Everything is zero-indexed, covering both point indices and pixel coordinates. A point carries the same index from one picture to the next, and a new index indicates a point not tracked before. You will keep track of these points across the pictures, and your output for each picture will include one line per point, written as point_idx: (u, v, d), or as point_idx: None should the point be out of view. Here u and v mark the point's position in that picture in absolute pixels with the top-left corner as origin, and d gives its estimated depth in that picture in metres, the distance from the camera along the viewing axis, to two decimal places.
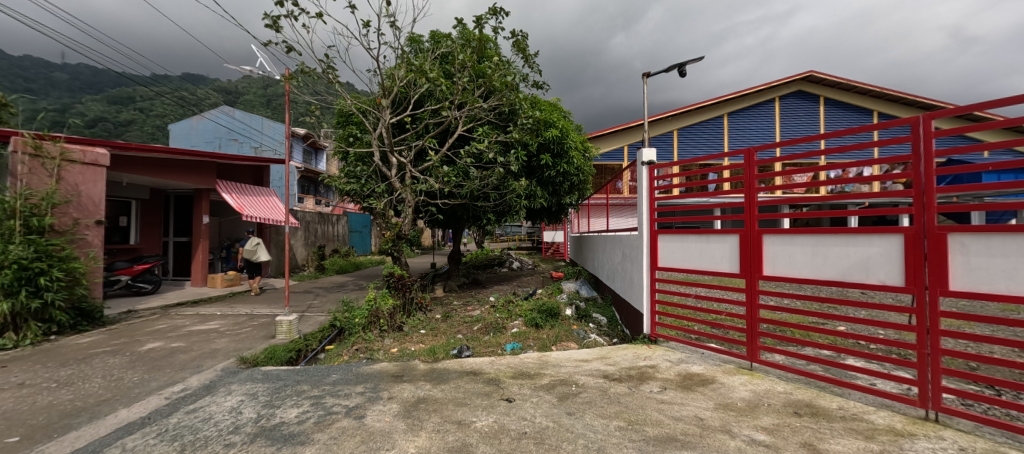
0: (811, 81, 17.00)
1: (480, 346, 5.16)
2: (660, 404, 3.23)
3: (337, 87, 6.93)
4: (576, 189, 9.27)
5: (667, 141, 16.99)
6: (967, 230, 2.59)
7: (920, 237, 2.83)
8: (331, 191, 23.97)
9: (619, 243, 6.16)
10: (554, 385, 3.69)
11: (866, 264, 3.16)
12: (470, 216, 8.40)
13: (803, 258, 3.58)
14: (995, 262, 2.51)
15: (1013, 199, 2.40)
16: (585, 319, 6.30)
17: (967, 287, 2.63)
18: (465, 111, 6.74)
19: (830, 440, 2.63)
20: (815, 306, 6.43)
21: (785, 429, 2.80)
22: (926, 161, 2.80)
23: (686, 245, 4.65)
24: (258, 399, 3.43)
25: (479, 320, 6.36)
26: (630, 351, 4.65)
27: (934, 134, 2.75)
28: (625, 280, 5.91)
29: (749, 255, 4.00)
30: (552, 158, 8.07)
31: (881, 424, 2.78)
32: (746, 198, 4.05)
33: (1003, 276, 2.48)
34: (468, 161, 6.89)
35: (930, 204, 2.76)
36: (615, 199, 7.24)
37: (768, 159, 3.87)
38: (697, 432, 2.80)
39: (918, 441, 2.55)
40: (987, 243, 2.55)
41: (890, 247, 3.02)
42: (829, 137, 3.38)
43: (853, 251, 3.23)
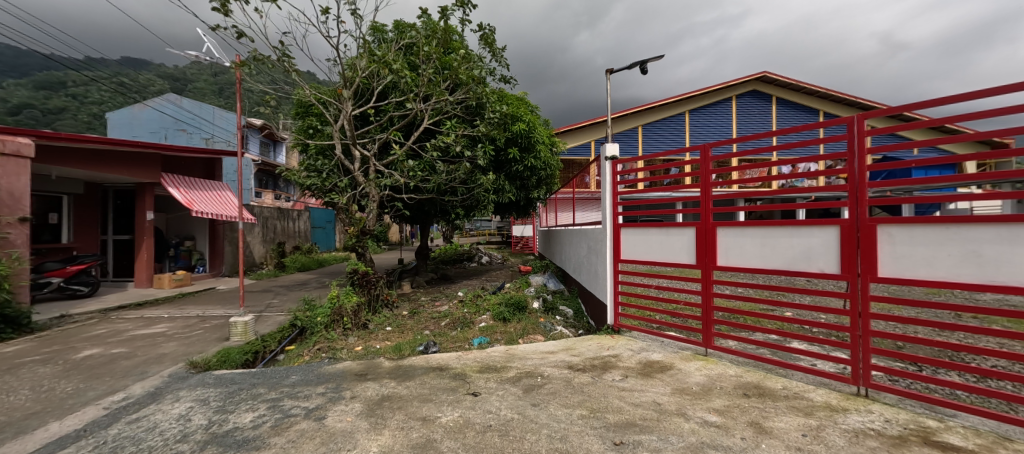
0: (765, 81, 17.90)
1: (447, 342, 5.13)
2: (620, 392, 3.34)
3: (293, 76, 6.58)
4: (544, 184, 9.33)
5: (632, 136, 17.41)
6: (895, 221, 2.84)
7: (854, 228, 3.07)
8: (291, 185, 22.91)
9: (585, 237, 6.27)
10: (520, 377, 3.73)
11: (808, 255, 3.39)
12: (438, 211, 8.27)
13: (753, 249, 3.78)
14: (917, 251, 2.77)
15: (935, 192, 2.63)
16: (551, 312, 6.38)
17: (893, 273, 2.89)
18: (431, 104, 6.56)
19: (774, 418, 2.83)
20: (766, 293, 6.84)
21: (734, 409, 2.98)
22: (859, 158, 3.04)
23: (648, 238, 4.81)
24: (209, 405, 3.26)
25: (447, 315, 6.32)
26: (594, 342, 4.78)
27: (867, 133, 2.98)
28: (590, 273, 6.05)
29: (705, 247, 4.17)
30: (519, 152, 8.05)
31: (818, 401, 3.02)
32: (703, 193, 4.23)
33: (923, 263, 2.74)
34: (434, 156, 6.76)
35: (862, 198, 3.01)
36: (581, 193, 7.34)
37: (723, 155, 4.05)
38: (654, 417, 2.92)
39: (849, 415, 2.79)
40: (910, 234, 2.80)
41: (828, 238, 3.25)
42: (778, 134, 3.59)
43: (797, 242, 3.45)
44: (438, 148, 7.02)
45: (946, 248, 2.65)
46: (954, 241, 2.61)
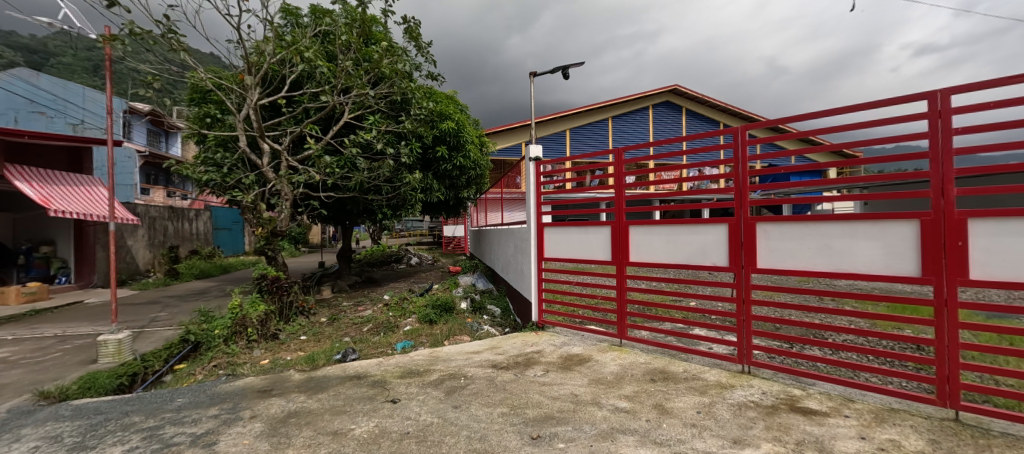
0: (677, 94, 19.73)
1: (368, 348, 4.87)
2: (540, 386, 3.44)
3: (184, 57, 5.76)
4: (473, 183, 9.32)
5: (560, 141, 18.04)
6: (771, 220, 3.27)
7: (739, 226, 3.50)
8: (188, 182, 20.16)
9: (512, 236, 6.37)
10: (443, 380, 3.66)
11: (703, 250, 3.78)
12: (362, 211, 7.85)
13: (659, 246, 4.11)
14: (786, 245, 3.23)
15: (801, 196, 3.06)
16: (479, 312, 6.39)
17: (769, 265, 3.34)
18: (351, 97, 6.19)
19: (675, 399, 3.11)
20: (675, 285, 7.53)
21: (642, 394, 3.22)
22: (742, 164, 3.46)
23: (569, 236, 5.00)
24: (62, 442, 2.72)
25: (369, 320, 6.02)
26: (519, 339, 4.87)
27: (748, 142, 3.41)
28: (516, 272, 6.16)
29: (619, 245, 4.45)
30: (448, 151, 7.96)
31: (712, 380, 3.38)
32: (618, 193, 4.50)
33: (790, 255, 3.21)
34: (355, 152, 6.39)
35: (745, 199, 3.43)
36: (509, 193, 7.46)
37: (635, 159, 4.35)
38: (570, 408, 3.04)
39: (735, 391, 3.17)
40: (781, 230, 3.25)
41: (719, 235, 3.65)
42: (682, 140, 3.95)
43: (695, 238, 3.83)
44: (359, 143, 6.65)
45: (805, 242, 3.13)
46: (811, 236, 3.09)
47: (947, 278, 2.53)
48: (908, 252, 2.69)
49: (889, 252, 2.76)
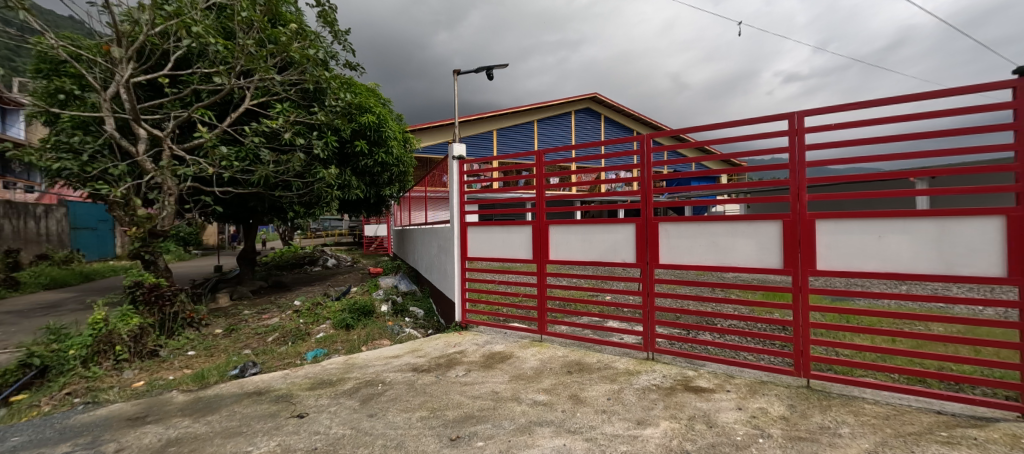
0: (596, 101, 21.02)
1: (272, 360, 4.43)
2: (461, 387, 3.42)
3: (23, 17, 4.67)
4: (397, 181, 8.99)
5: (487, 139, 18.08)
6: (670, 220, 3.64)
7: (644, 226, 3.84)
8: (32, 171, 16.41)
9: (436, 236, 6.27)
10: (358, 388, 3.47)
11: (614, 247, 4.08)
12: (268, 208, 7.10)
13: (575, 244, 4.34)
14: (681, 242, 3.63)
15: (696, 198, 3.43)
16: (401, 314, 6.17)
17: (669, 260, 3.71)
18: (253, 81, 5.55)
19: (588, 388, 3.31)
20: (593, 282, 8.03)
21: (559, 387, 3.37)
22: (647, 169, 3.81)
23: (492, 235, 5.06)
24: None
25: (276, 329, 5.48)
26: (441, 340, 4.80)
27: (652, 150, 3.76)
28: (440, 272, 6.07)
29: (540, 244, 4.61)
30: (368, 146, 7.58)
31: (621, 368, 3.67)
32: (539, 194, 4.67)
33: (686, 251, 3.60)
34: (258, 143, 5.76)
35: (650, 201, 3.78)
36: (433, 192, 7.34)
37: (555, 161, 4.54)
38: (490, 406, 3.08)
39: (640, 376, 3.48)
40: (678, 229, 3.63)
41: (628, 234, 3.97)
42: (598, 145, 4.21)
43: (607, 237, 4.11)
44: (264, 134, 6.00)
45: (697, 240, 3.54)
46: (702, 235, 3.51)
47: (801, 269, 3.04)
48: (774, 248, 3.18)
49: (761, 248, 3.24)
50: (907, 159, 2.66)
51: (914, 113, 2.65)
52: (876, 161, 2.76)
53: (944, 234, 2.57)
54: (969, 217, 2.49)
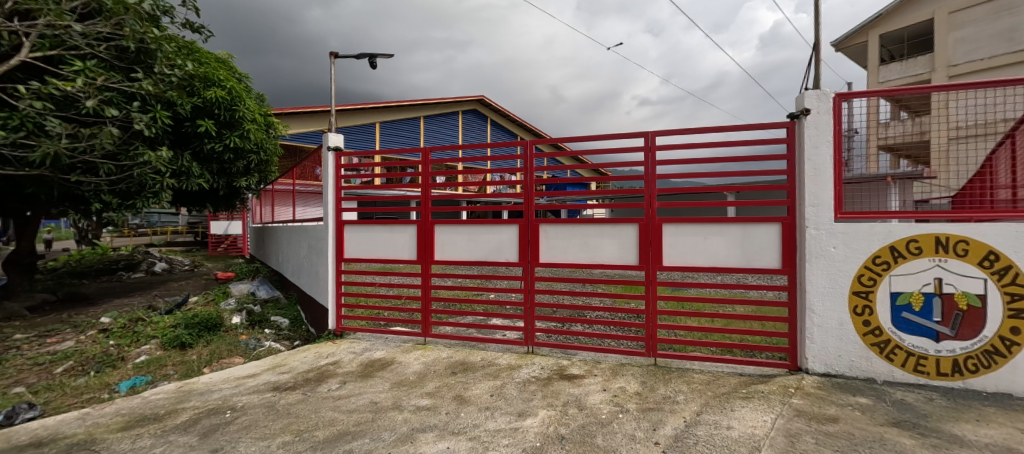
0: (483, 104, 21.46)
1: (61, 398, 3.34)
2: (334, 401, 3.11)
3: None
4: (257, 171, 7.77)
5: (370, 132, 16.78)
6: (550, 221, 3.93)
7: (527, 227, 4.05)
8: None
9: (304, 235, 5.60)
10: (196, 420, 2.84)
11: (499, 247, 4.21)
12: (57, 196, 5.39)
13: (461, 245, 4.35)
14: (559, 243, 3.94)
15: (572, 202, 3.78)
16: (259, 326, 5.37)
17: (548, 259, 3.99)
18: (33, 24, 4.04)
19: (472, 387, 3.35)
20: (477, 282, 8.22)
21: (443, 389, 3.32)
22: (530, 173, 4.04)
23: (372, 235, 4.72)
24: None
25: (68, 356, 4.16)
26: (311, 352, 4.28)
27: (535, 156, 4.01)
28: (309, 275, 5.44)
29: (425, 244, 4.48)
30: (216, 127, 6.42)
31: (504, 364, 3.82)
32: (425, 193, 4.54)
33: (563, 251, 3.92)
34: (39, 109, 4.21)
35: (532, 204, 4.02)
36: (302, 186, 6.55)
37: (442, 160, 4.48)
38: (368, 418, 2.86)
39: (521, 370, 3.67)
40: (556, 230, 3.94)
41: (512, 234, 4.14)
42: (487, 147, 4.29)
43: (492, 237, 4.22)
44: (51, 97, 4.43)
45: (572, 240, 3.88)
46: (576, 236, 3.86)
47: (652, 265, 3.59)
48: (632, 247, 3.68)
49: (622, 248, 3.72)
50: (724, 176, 3.36)
51: (728, 141, 3.36)
52: (703, 177, 3.42)
53: (745, 236, 3.33)
54: (761, 223, 3.27)
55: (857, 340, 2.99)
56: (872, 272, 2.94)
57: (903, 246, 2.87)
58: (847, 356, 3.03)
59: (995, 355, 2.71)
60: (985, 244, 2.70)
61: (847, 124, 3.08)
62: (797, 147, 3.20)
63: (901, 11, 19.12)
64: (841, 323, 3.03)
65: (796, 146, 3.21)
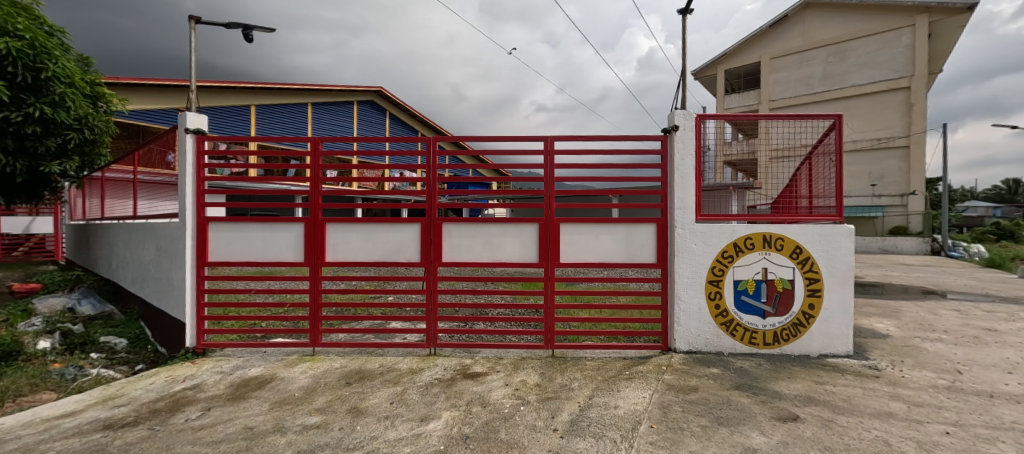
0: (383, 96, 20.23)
1: None
2: (195, 433, 2.60)
3: None
4: (81, 154, 6.08)
5: (244, 115, 14.43)
6: (452, 220, 3.88)
7: (429, 226, 3.94)
8: None
9: (150, 234, 4.57)
10: None
11: (399, 247, 4.00)
12: None
13: (357, 244, 4.02)
14: (461, 241, 3.92)
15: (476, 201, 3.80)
16: (81, 350, 4.38)
17: (451, 258, 3.94)
18: None
19: (370, 397, 3.12)
20: (375, 284, 7.74)
21: (335, 402, 3.03)
22: (433, 171, 3.93)
23: (246, 234, 4.07)
24: None
25: None
26: (160, 376, 3.52)
27: (437, 153, 3.92)
28: (158, 283, 4.46)
29: (313, 244, 4.04)
30: (8, 92, 4.83)
31: (404, 368, 3.66)
32: (313, 187, 4.08)
33: (465, 250, 3.91)
34: None
35: (434, 202, 3.92)
36: (147, 175, 5.32)
37: (334, 152, 4.08)
38: (242, 447, 2.46)
39: (423, 373, 3.55)
40: (459, 229, 3.91)
41: (413, 233, 3.98)
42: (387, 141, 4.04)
43: (392, 236, 4.00)
44: None
45: (475, 239, 3.89)
46: (479, 235, 3.89)
47: (550, 262, 3.80)
48: (533, 246, 3.85)
49: (522, 246, 3.86)
50: (612, 181, 3.73)
51: (614, 150, 3.75)
52: (594, 181, 3.75)
53: (628, 235, 3.74)
54: (640, 223, 3.72)
55: (711, 321, 3.60)
56: (721, 264, 3.57)
57: (742, 243, 3.55)
58: (704, 335, 3.62)
59: (799, 326, 3.54)
60: (794, 241, 3.51)
61: (704, 140, 3.68)
62: (668, 158, 3.71)
63: (740, 53, 23.67)
64: (699, 307, 3.61)
65: (668, 157, 3.72)
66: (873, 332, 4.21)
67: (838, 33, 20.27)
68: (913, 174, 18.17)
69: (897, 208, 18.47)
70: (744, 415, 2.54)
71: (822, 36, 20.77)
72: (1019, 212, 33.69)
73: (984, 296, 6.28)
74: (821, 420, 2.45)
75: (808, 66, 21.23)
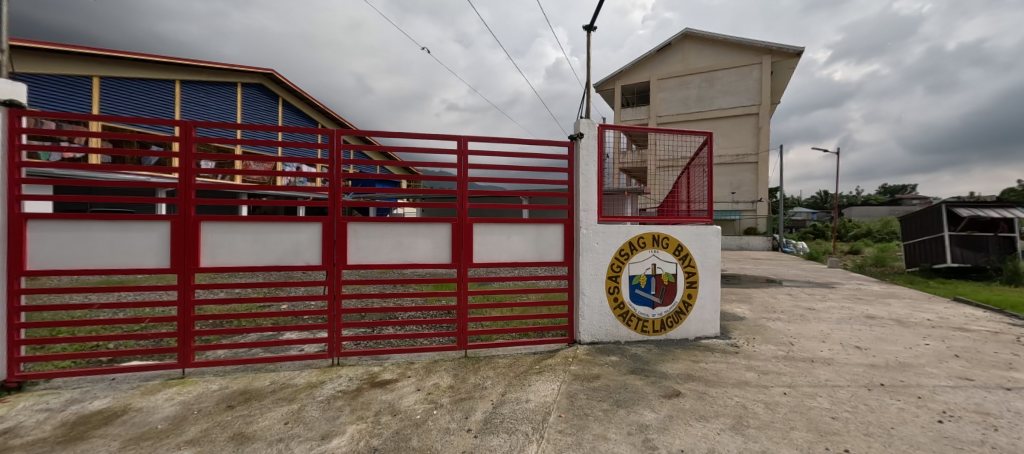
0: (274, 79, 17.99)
1: None
2: None
3: None
4: None
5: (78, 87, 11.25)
6: (358, 219, 3.62)
7: (332, 226, 3.62)
8: None
9: None
10: None
11: (295, 249, 3.60)
12: None
13: (241, 246, 3.51)
14: (369, 242, 3.69)
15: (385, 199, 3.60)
16: None
17: (357, 261, 3.67)
18: None
19: (259, 419, 2.76)
20: (264, 292, 6.85)
21: (213, 430, 2.61)
22: (336, 166, 3.63)
23: (85, 235, 3.28)
24: None
25: None
26: None
27: (341, 147, 3.63)
28: None
29: (183, 247, 3.42)
30: None
31: (301, 383, 3.30)
32: (183, 180, 3.45)
33: (374, 251, 3.68)
34: None
35: (338, 200, 3.62)
36: None
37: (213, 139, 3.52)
38: None
39: (324, 386, 3.25)
40: (367, 229, 3.67)
41: (313, 234, 3.62)
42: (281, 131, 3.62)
43: (286, 237, 3.58)
44: None
45: (384, 240, 3.69)
46: (388, 235, 3.70)
47: (464, 262, 3.78)
48: (446, 246, 3.79)
49: (435, 247, 3.78)
50: (523, 183, 3.86)
51: (526, 153, 3.89)
52: (507, 182, 3.84)
53: (539, 235, 3.92)
54: (549, 224, 3.92)
55: (611, 313, 3.96)
56: (619, 261, 3.95)
57: (635, 242, 3.97)
58: (605, 326, 3.97)
59: (680, 314, 4.08)
60: (676, 240, 4.05)
61: (605, 149, 4.04)
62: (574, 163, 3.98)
63: (634, 72, 26.45)
64: (601, 301, 3.94)
65: (573, 162, 3.98)
66: (734, 315, 5.06)
67: (709, 63, 23.92)
68: (761, 184, 22.21)
69: (749, 212, 22.47)
70: (638, 396, 2.84)
71: (697, 64, 24.31)
72: (826, 216, 43.65)
73: (806, 282, 7.98)
74: (698, 393, 2.86)
75: (686, 89, 24.65)
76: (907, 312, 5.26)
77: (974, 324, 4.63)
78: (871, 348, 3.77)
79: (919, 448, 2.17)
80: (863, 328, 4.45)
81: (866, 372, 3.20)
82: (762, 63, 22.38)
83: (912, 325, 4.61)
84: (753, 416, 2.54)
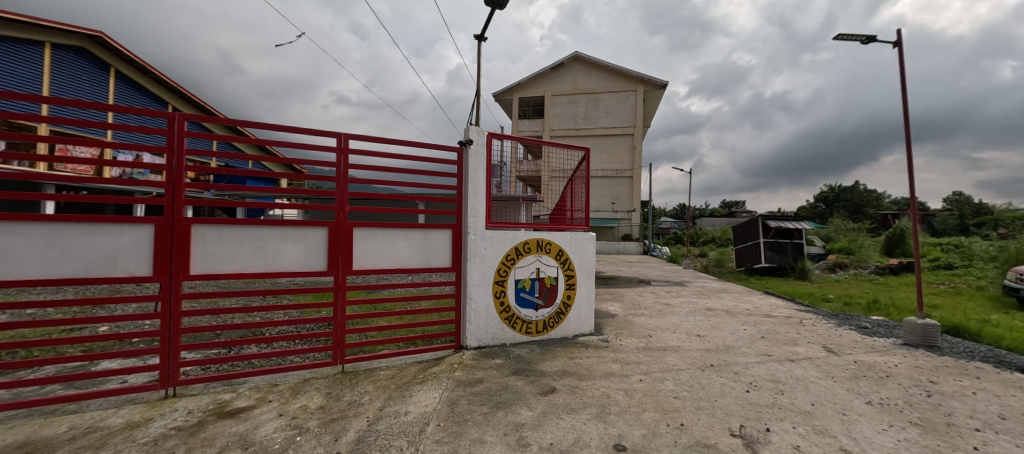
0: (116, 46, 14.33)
1: None
2: None
3: None
4: None
5: None
6: (206, 221, 3.07)
7: (169, 228, 3.00)
8: None
9: None
10: None
11: (113, 256, 2.89)
12: None
13: (25, 253, 2.69)
14: (220, 248, 3.15)
15: (248, 200, 3.15)
16: None
17: (202, 270, 3.10)
18: None
19: None
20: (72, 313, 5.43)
21: None
22: (177, 157, 3.03)
23: None
24: None
25: None
26: None
27: (186, 135, 3.04)
28: None
29: None
30: None
31: (117, 424, 2.65)
32: None
33: (226, 258, 3.15)
34: None
35: (178, 197, 3.02)
36: None
37: None
38: None
39: (151, 424, 2.65)
40: (217, 233, 3.13)
41: (139, 238, 2.94)
42: (99, 108, 2.88)
43: (100, 242, 2.85)
44: None
45: (241, 245, 3.19)
46: (247, 239, 3.21)
47: (341, 269, 3.49)
48: (320, 252, 3.44)
49: (307, 253, 3.40)
50: (410, 186, 3.72)
51: (415, 157, 3.77)
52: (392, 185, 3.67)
53: (425, 240, 3.81)
54: (436, 229, 3.85)
55: (497, 317, 4.05)
56: (506, 266, 4.07)
57: (521, 247, 4.15)
58: (491, 330, 4.04)
59: (560, 314, 4.38)
60: (557, 246, 4.34)
61: (495, 158, 4.12)
62: (464, 169, 3.98)
63: (531, 85, 27.92)
64: (487, 305, 4.01)
65: (463, 168, 3.99)
66: (607, 312, 5.63)
67: (595, 86, 26.55)
68: (635, 196, 25.37)
69: (626, 221, 25.53)
70: (516, 396, 2.95)
71: (585, 85, 26.78)
72: (685, 225, 51.90)
73: (666, 281, 9.34)
74: (570, 388, 3.09)
75: (575, 106, 26.93)
76: (733, 303, 6.51)
77: (775, 311, 5.94)
78: (707, 335, 4.55)
79: (732, 415, 2.67)
80: (703, 318, 5.36)
81: (701, 355, 3.84)
82: (636, 90, 25.70)
83: (736, 314, 5.70)
84: (614, 403, 2.83)
